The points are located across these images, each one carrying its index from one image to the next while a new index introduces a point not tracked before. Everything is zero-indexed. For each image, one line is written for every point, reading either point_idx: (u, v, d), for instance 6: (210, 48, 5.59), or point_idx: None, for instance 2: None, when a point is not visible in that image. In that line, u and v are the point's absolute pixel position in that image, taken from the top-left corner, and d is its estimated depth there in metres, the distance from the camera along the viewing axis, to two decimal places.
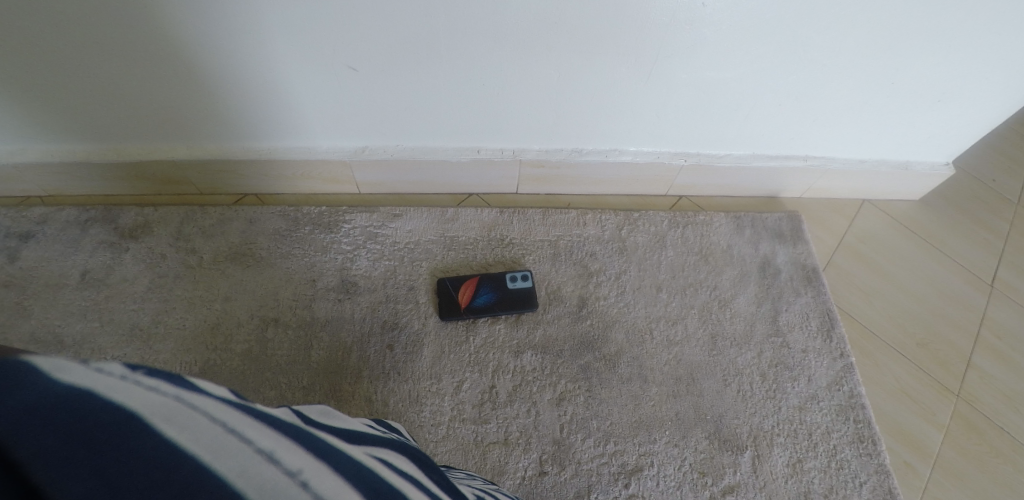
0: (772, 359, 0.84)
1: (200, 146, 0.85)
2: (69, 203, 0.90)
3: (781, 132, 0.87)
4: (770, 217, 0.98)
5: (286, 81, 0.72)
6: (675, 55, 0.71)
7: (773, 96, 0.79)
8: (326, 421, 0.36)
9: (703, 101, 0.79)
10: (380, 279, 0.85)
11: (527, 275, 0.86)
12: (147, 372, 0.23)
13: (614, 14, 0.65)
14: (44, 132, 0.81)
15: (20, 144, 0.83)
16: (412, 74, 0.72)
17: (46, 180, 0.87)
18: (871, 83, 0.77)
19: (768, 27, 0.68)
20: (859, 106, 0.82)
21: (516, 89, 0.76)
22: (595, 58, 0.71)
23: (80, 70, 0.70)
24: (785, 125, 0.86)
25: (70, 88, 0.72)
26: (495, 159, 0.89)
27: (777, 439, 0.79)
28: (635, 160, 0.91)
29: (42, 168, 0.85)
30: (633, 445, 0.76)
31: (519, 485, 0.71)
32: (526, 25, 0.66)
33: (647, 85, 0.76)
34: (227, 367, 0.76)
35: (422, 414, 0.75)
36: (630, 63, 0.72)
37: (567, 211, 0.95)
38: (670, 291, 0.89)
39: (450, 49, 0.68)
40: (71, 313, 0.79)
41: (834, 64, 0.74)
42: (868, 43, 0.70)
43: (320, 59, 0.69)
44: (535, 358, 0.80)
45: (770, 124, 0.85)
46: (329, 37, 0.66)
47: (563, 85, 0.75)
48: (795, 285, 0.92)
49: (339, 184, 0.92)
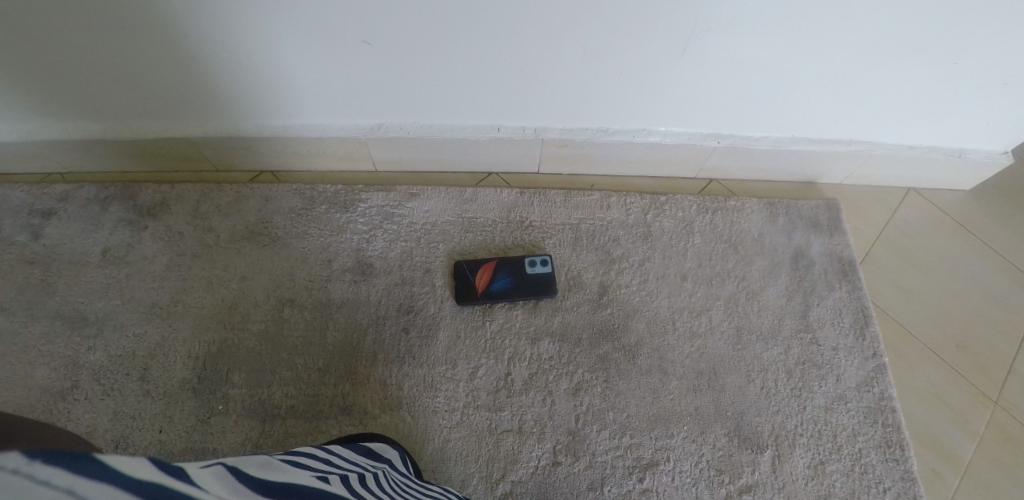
0: (800, 357, 0.81)
1: (211, 124, 0.83)
2: (94, 181, 0.91)
3: (822, 111, 0.81)
4: (806, 204, 0.93)
5: (294, 62, 0.70)
6: (672, 56, 0.70)
7: (777, 86, 0.75)
8: (267, 476, 0.35)
9: (703, 102, 0.78)
10: (396, 262, 0.83)
11: (546, 259, 0.83)
12: (45, 461, 0.21)
13: (613, 16, 0.63)
14: (60, 112, 0.80)
15: (37, 123, 0.82)
16: (413, 74, 0.72)
17: (66, 158, 0.88)
18: (867, 93, 0.77)
19: (768, 27, 0.65)
20: (846, 118, 0.82)
21: (515, 88, 0.75)
22: (593, 63, 0.71)
23: (85, 49, 0.68)
24: (825, 107, 0.80)
25: (78, 67, 0.71)
26: (515, 138, 0.85)
27: (800, 439, 0.76)
28: (664, 141, 0.87)
29: (62, 146, 0.85)
30: (649, 439, 0.74)
31: (532, 475, 0.71)
32: (524, 28, 0.65)
33: (650, 79, 0.74)
34: (244, 346, 0.77)
35: (436, 400, 0.74)
36: (631, 66, 0.71)
37: (590, 193, 0.91)
38: (695, 281, 0.86)
39: (466, 36, 0.66)
40: (93, 291, 0.81)
41: (854, 51, 0.69)
42: (872, 42, 0.67)
43: (318, 62, 0.70)
44: (552, 346, 0.79)
45: (803, 105, 0.79)
46: (330, 33, 0.65)
47: (562, 87, 0.75)
48: (829, 279, 0.88)
49: (354, 163, 0.91)
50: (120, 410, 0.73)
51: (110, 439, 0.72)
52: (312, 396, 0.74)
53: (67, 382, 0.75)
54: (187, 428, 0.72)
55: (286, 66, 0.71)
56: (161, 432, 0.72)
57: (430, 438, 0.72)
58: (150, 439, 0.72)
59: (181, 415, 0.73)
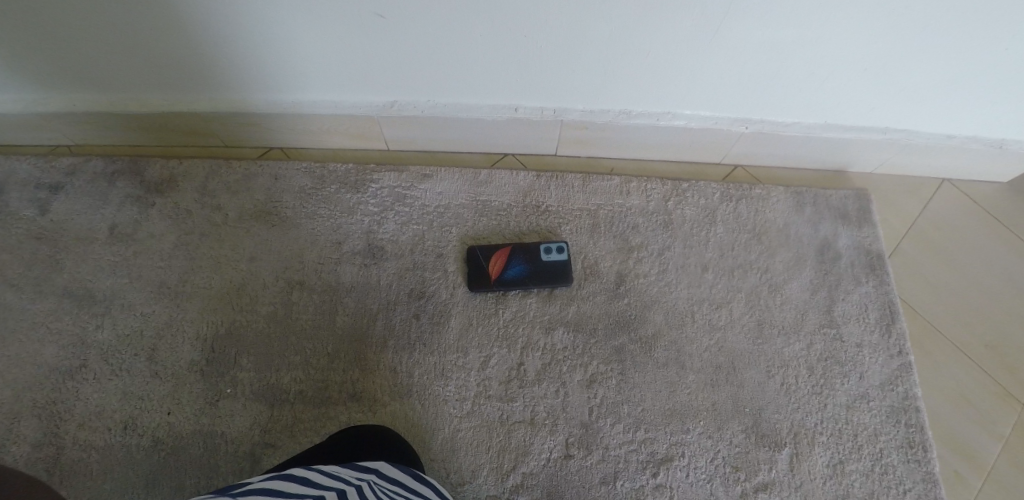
0: (823, 353, 0.79)
1: (220, 98, 0.80)
2: (103, 154, 0.90)
3: (860, 98, 0.76)
4: (835, 195, 0.90)
5: (302, 37, 0.67)
6: (676, 57, 0.69)
7: (806, 72, 0.71)
8: None
9: (705, 102, 0.78)
10: (408, 245, 0.81)
11: (562, 246, 0.80)
12: None
13: (616, 18, 0.63)
14: (66, 84, 0.78)
15: (41, 95, 0.80)
16: (421, 45, 0.68)
17: (73, 129, 0.86)
18: (878, 88, 0.74)
19: (761, 28, 0.64)
20: (865, 111, 0.79)
21: (522, 74, 0.73)
22: (595, 62, 0.70)
23: (94, 22, 0.65)
24: (862, 91, 0.75)
25: (84, 39, 0.68)
26: (533, 119, 0.82)
27: (820, 438, 0.74)
28: (688, 125, 0.83)
29: (68, 118, 0.83)
30: (664, 434, 0.72)
31: (543, 467, 0.70)
32: (532, 18, 0.63)
33: (658, 73, 0.72)
34: (252, 330, 0.76)
35: (446, 388, 0.73)
36: (632, 62, 0.70)
37: (609, 178, 0.88)
38: (716, 272, 0.83)
39: (484, 11, 0.62)
40: (100, 269, 0.80)
41: (888, 41, 0.65)
42: (871, 45, 0.66)
43: (326, 33, 0.66)
44: (567, 336, 0.77)
45: (840, 91, 0.75)
46: (339, 11, 0.62)
47: (569, 85, 0.75)
48: (856, 272, 0.85)
49: (366, 141, 0.88)
50: (129, 390, 0.74)
51: (120, 419, 0.72)
52: (322, 381, 0.73)
53: (76, 360, 0.75)
54: (196, 410, 0.72)
55: (294, 39, 0.67)
56: (170, 414, 0.72)
57: (440, 427, 0.71)
58: (158, 420, 0.72)
59: (190, 397, 0.73)
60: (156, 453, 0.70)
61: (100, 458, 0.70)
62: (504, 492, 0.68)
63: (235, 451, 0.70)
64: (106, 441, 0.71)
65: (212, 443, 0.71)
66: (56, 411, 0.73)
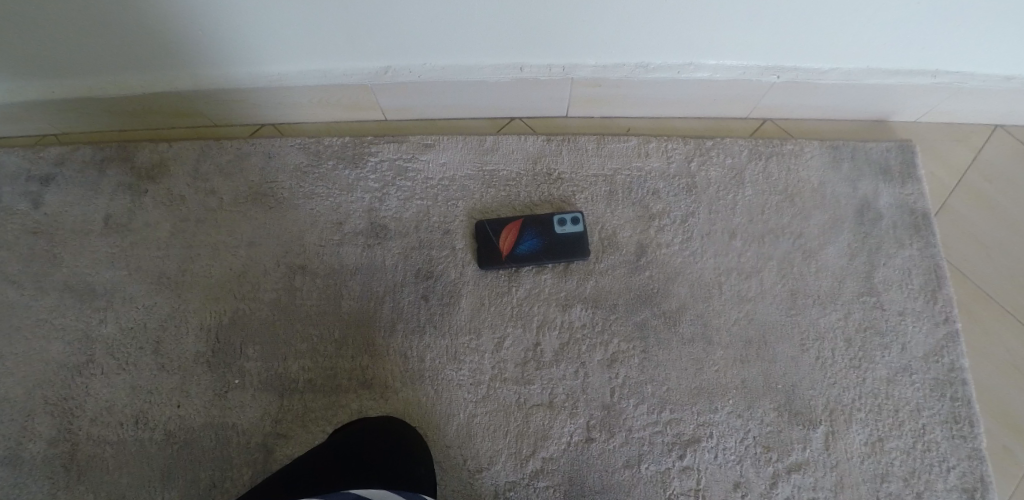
0: (860, 323, 0.74)
1: (202, 73, 0.76)
2: (97, 142, 0.87)
3: (900, 40, 0.68)
4: (875, 148, 0.82)
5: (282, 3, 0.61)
6: (687, 13, 0.63)
7: (838, 16, 0.63)
8: None
9: (728, 53, 0.71)
10: (412, 222, 0.76)
11: (577, 217, 0.74)
12: None
13: None
14: (44, 70, 0.75)
15: (23, 83, 0.77)
16: (408, 10, 0.62)
17: (62, 117, 0.84)
18: (910, 38, 0.67)
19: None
20: (909, 55, 0.71)
21: (523, 33, 0.67)
22: (602, 19, 0.64)
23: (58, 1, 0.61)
24: (904, 36, 0.67)
25: (51, 20, 0.64)
26: (540, 78, 0.75)
27: (857, 414, 0.71)
28: (713, 76, 0.75)
29: (54, 105, 0.80)
30: (690, 414, 0.69)
31: (564, 452, 0.67)
32: None
33: (673, 26, 0.65)
34: (256, 318, 0.74)
35: (460, 372, 0.69)
36: (642, 20, 0.64)
37: (626, 139, 0.81)
38: (745, 239, 0.77)
39: None
40: (98, 261, 0.79)
41: None
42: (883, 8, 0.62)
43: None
44: (585, 313, 0.72)
45: (880, 35, 0.67)
46: None
47: (575, 42, 0.68)
48: (899, 235, 0.79)
49: (362, 111, 0.83)
50: (137, 385, 0.73)
51: (130, 413, 0.72)
52: (330, 368, 0.70)
53: (82, 356, 0.75)
54: (204, 403, 0.71)
55: (268, 5, 0.61)
56: (179, 407, 0.71)
57: (455, 413, 0.68)
58: (168, 414, 0.71)
59: (198, 390, 0.72)
60: (168, 446, 0.70)
61: (115, 453, 0.70)
62: (524, 478, 0.66)
63: (247, 443, 0.69)
64: (118, 436, 0.71)
65: (224, 435, 0.69)
66: (67, 408, 0.73)
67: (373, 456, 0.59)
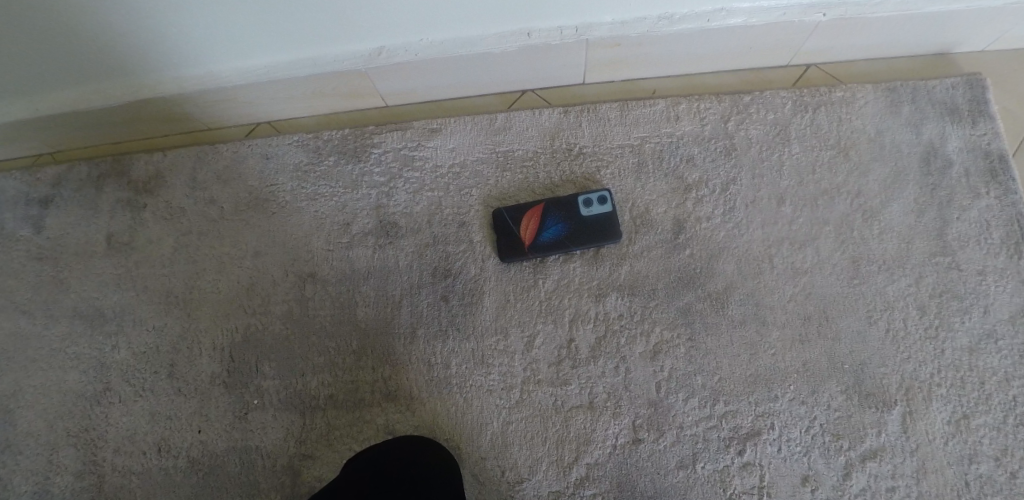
0: (934, 288, 0.66)
1: (186, 74, 0.70)
2: (92, 157, 0.83)
3: None
4: (940, 85, 0.72)
5: None
6: None
7: None
8: None
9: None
10: (424, 217, 0.70)
11: (604, 195, 0.67)
12: None
13: None
14: (22, 87, 0.70)
15: (4, 102, 0.73)
16: None
17: (53, 134, 0.79)
18: None
19: None
20: None
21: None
22: None
23: (13, 8, 0.55)
24: None
25: (12, 31, 0.59)
26: (551, 44, 0.66)
27: (937, 391, 0.63)
28: (749, 21, 0.65)
29: (42, 122, 0.76)
30: (747, 405, 0.62)
31: (610, 456, 0.61)
32: None
33: None
34: (269, 333, 0.69)
35: (490, 377, 0.64)
36: None
37: (652, 103, 0.72)
38: (796, 204, 0.68)
39: None
40: (105, 284, 0.75)
41: None
42: None
43: None
44: (621, 303, 0.65)
45: None
46: None
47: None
48: (972, 183, 0.69)
49: (360, 99, 0.76)
50: (156, 411, 0.70)
51: (153, 441, 0.69)
52: (351, 382, 0.66)
53: (98, 385, 0.72)
54: (225, 426, 0.67)
55: None
56: (200, 432, 0.68)
57: (487, 422, 0.63)
58: (190, 440, 0.68)
59: (217, 413, 0.68)
60: (194, 474, 0.67)
61: (141, 482, 0.68)
62: (569, 487, 0.60)
63: (272, 466, 0.65)
64: (143, 465, 0.68)
65: (248, 458, 0.66)
66: (90, 439, 0.70)
67: (392, 466, 0.57)
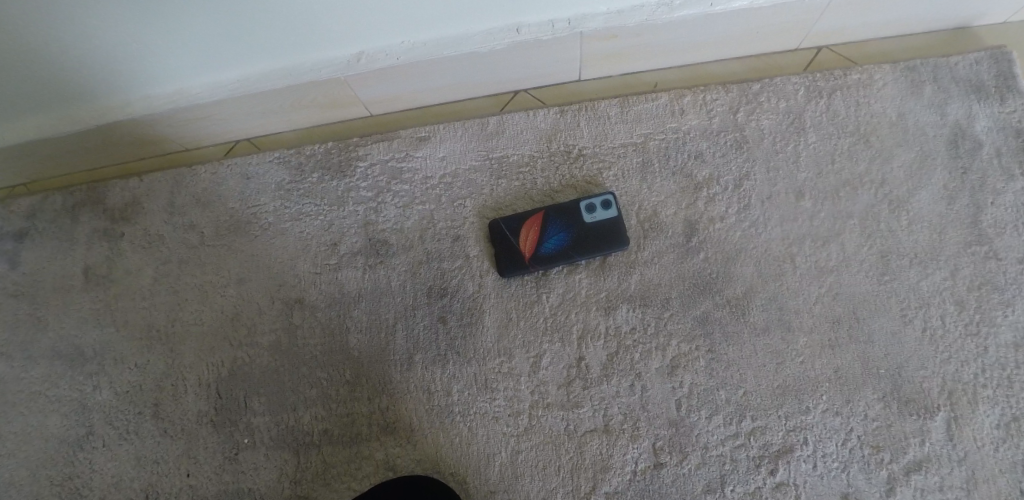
0: (971, 281, 0.60)
1: (155, 93, 0.65)
2: (65, 186, 0.78)
3: None
4: (963, 61, 0.67)
5: None
6: None
7: None
8: None
9: None
10: (416, 232, 0.65)
11: (608, 199, 0.62)
12: None
13: None
14: None
15: None
16: None
17: (23, 164, 0.75)
18: None
19: None
20: None
21: None
22: None
23: None
24: None
25: None
26: (543, 39, 0.62)
27: (983, 392, 0.57)
28: (755, 4, 0.60)
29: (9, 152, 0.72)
30: (777, 419, 0.57)
31: (630, 483, 0.56)
32: None
33: None
34: (258, 365, 0.64)
35: (495, 403, 0.59)
36: None
37: (654, 97, 0.67)
38: (816, 197, 0.63)
39: None
40: (85, 321, 0.71)
41: None
42: None
43: None
44: (632, 315, 0.60)
45: None
46: None
47: None
48: (1005, 164, 0.64)
49: (342, 109, 0.71)
50: (141, 455, 0.65)
51: (139, 487, 0.64)
52: (347, 415, 0.61)
53: (80, 429, 0.67)
54: (215, 468, 0.63)
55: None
56: (189, 476, 0.63)
57: (495, 452, 0.58)
58: (179, 484, 0.63)
59: (206, 455, 0.63)
60: None
61: None
62: None
63: None
64: None
65: None
66: (73, 489, 0.65)
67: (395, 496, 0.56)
